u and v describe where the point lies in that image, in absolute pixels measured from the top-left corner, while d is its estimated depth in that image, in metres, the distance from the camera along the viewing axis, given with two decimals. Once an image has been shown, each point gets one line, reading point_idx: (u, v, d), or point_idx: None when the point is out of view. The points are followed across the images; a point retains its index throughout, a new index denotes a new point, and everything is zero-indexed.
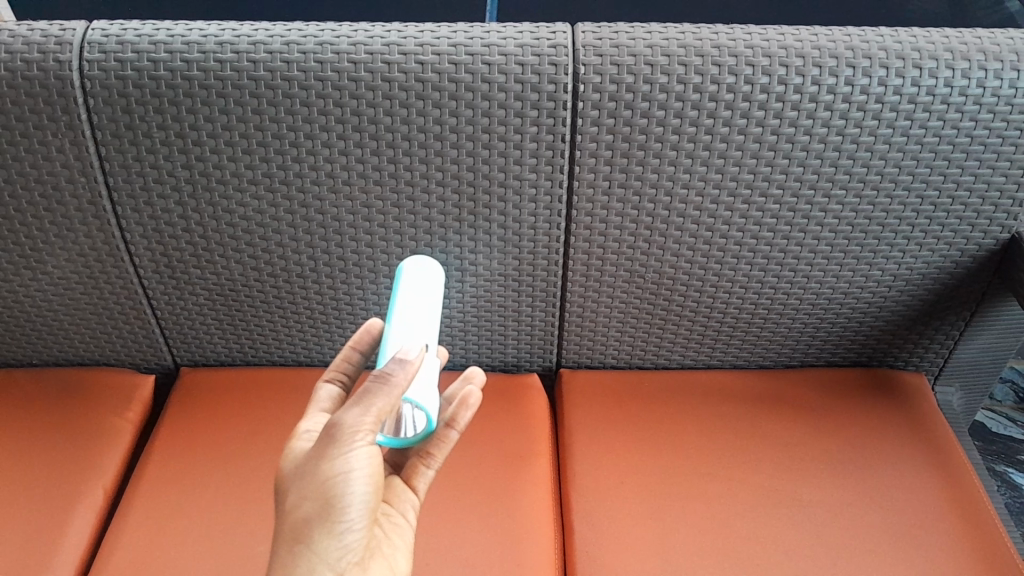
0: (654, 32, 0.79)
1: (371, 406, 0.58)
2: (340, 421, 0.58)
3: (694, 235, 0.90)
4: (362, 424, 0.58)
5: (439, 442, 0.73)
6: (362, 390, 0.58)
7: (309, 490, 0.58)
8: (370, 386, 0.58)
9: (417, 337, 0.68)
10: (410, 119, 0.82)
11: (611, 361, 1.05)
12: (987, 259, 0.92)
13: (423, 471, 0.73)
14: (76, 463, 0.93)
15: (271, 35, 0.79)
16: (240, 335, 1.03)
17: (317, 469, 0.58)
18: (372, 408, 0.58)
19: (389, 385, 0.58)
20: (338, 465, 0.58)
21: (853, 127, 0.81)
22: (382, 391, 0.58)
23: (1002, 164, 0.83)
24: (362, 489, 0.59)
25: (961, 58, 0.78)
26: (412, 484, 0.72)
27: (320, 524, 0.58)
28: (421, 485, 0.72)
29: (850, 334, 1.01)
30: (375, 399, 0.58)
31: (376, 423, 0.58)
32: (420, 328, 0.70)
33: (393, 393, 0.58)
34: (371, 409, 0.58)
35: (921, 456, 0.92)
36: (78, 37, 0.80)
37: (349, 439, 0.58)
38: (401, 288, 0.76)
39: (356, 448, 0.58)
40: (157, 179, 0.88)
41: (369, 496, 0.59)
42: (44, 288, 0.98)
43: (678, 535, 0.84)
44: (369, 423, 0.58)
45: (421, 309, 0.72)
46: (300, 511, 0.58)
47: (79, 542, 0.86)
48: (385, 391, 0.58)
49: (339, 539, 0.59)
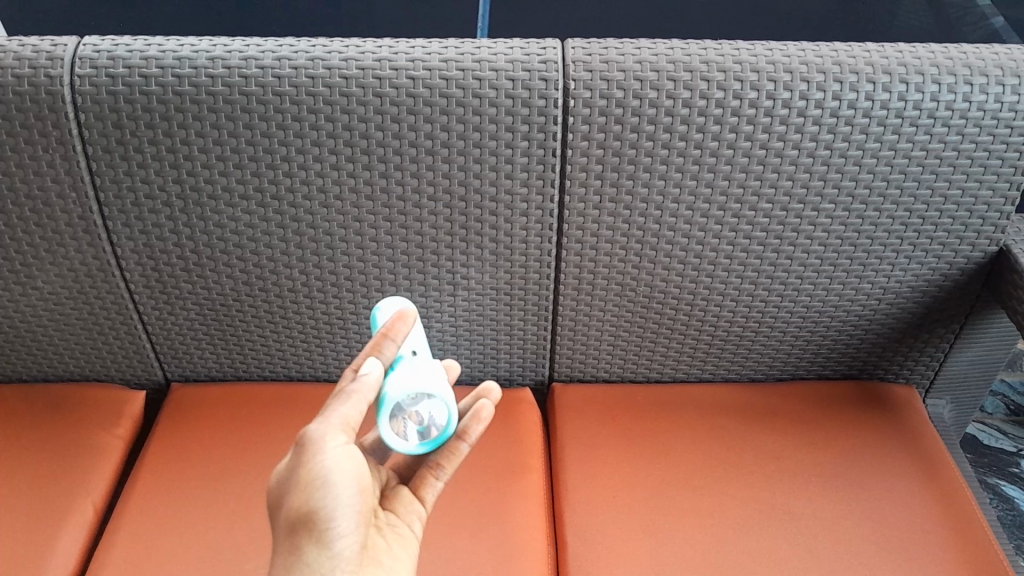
0: (643, 48, 0.80)
1: (335, 411, 0.59)
2: (308, 430, 0.59)
3: (685, 248, 0.91)
4: (330, 428, 0.58)
5: (449, 454, 0.69)
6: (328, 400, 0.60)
7: (293, 501, 0.58)
8: (334, 397, 0.60)
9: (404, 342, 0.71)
10: (401, 133, 0.82)
11: (603, 375, 1.05)
12: (975, 272, 0.93)
13: (432, 483, 0.71)
14: (63, 479, 0.92)
15: (263, 51, 0.80)
16: (231, 350, 1.03)
17: (296, 476, 0.58)
18: (340, 414, 0.59)
19: (349, 392, 0.60)
20: (314, 469, 0.58)
21: (841, 141, 0.82)
22: (346, 398, 0.60)
23: (989, 177, 0.84)
24: (345, 493, 0.58)
25: (947, 73, 0.79)
26: (420, 495, 0.70)
27: (308, 534, 0.57)
28: (430, 497, 0.70)
29: (841, 346, 1.01)
30: (337, 406, 0.60)
31: (343, 426, 0.59)
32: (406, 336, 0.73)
33: (358, 398, 0.60)
34: (335, 414, 0.59)
35: (915, 471, 0.92)
36: (70, 52, 0.80)
37: (319, 444, 0.58)
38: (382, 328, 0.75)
39: (328, 451, 0.58)
40: (148, 194, 0.87)
41: (353, 499, 0.59)
42: (33, 304, 0.98)
43: (672, 551, 0.83)
44: (334, 425, 0.59)
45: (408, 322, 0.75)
46: (288, 524, 0.58)
47: (66, 562, 0.84)
48: (345, 397, 0.60)
49: (329, 548, 0.58)
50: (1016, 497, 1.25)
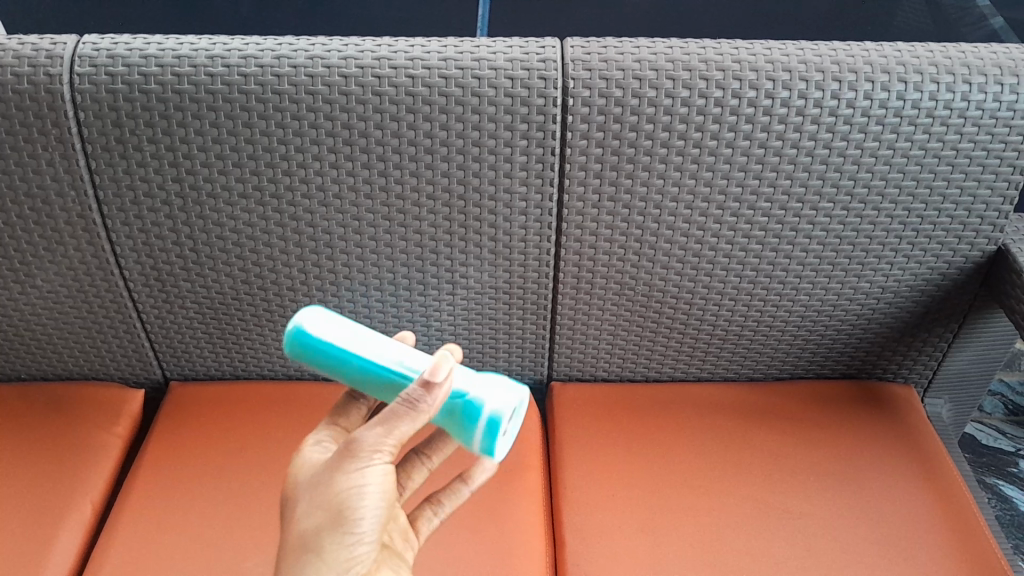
0: (641, 47, 0.80)
1: (395, 430, 0.57)
2: (360, 438, 0.58)
3: (684, 246, 0.91)
4: (382, 443, 0.58)
5: (450, 492, 0.74)
6: (390, 411, 0.58)
7: (322, 501, 0.59)
8: (399, 411, 0.58)
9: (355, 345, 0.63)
10: (400, 132, 0.82)
11: (601, 374, 1.05)
12: (973, 271, 0.93)
13: (429, 517, 0.73)
14: (63, 479, 0.92)
15: (263, 49, 0.80)
16: (229, 349, 1.03)
17: (332, 481, 0.59)
18: (396, 431, 0.58)
19: (415, 411, 0.57)
20: (353, 478, 0.58)
21: (840, 140, 0.82)
22: (409, 415, 0.58)
23: (987, 176, 0.84)
24: (376, 504, 0.59)
25: (946, 72, 0.79)
26: (415, 526, 0.72)
27: (331, 534, 0.58)
28: (425, 530, 0.72)
29: (840, 346, 1.01)
30: (398, 423, 0.58)
31: (394, 443, 0.59)
32: (344, 331, 0.64)
33: (420, 421, 0.58)
34: (394, 432, 0.58)
35: (914, 471, 0.92)
36: (69, 50, 0.80)
37: (367, 455, 0.58)
38: (331, 334, 0.63)
39: (373, 465, 0.59)
40: (147, 192, 0.87)
41: (382, 511, 0.60)
42: (32, 302, 0.98)
43: (671, 551, 0.83)
44: (388, 443, 0.58)
45: (347, 334, 0.64)
46: (311, 521, 0.59)
47: (64, 561, 0.85)
48: (410, 415, 0.57)
49: (349, 550, 0.59)
50: (1014, 497, 1.25)
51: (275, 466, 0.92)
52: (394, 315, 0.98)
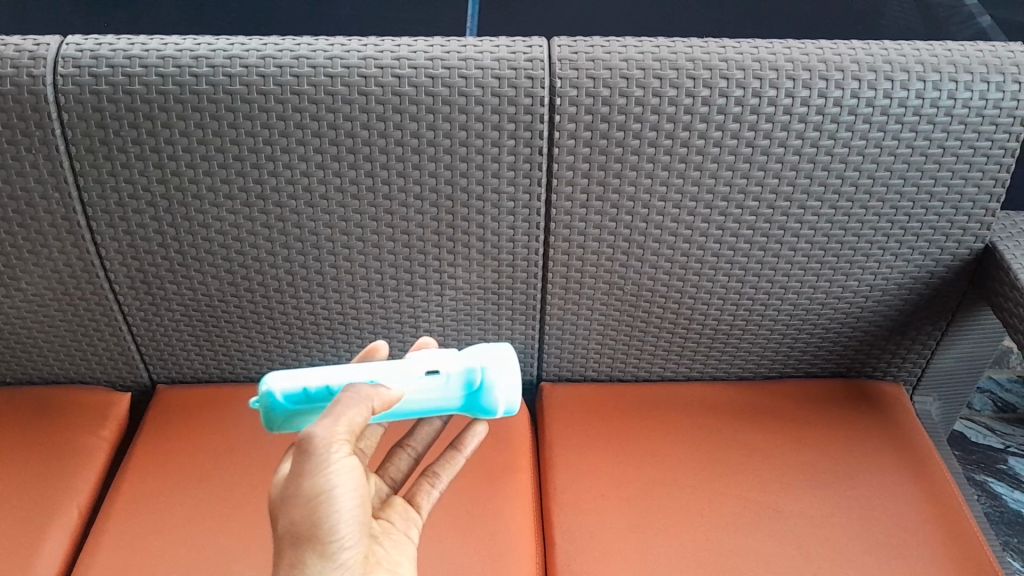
0: (629, 46, 0.80)
1: (341, 419, 0.60)
2: (311, 436, 0.60)
3: (672, 246, 0.90)
4: (335, 436, 0.60)
5: (445, 462, 0.76)
6: (332, 406, 0.61)
7: (299, 510, 0.60)
8: (341, 402, 0.61)
9: (334, 384, 0.66)
10: (387, 132, 0.82)
11: (591, 374, 1.05)
12: (961, 269, 0.93)
13: (427, 490, 0.75)
14: (47, 484, 0.91)
15: (247, 49, 0.79)
16: (217, 351, 1.02)
17: (301, 488, 0.60)
18: (344, 419, 0.61)
19: (357, 396, 0.62)
20: (320, 480, 0.60)
21: (827, 138, 0.82)
22: (351, 404, 0.62)
23: (974, 174, 0.84)
24: (349, 503, 0.61)
25: (932, 70, 0.79)
26: (415, 502, 0.74)
27: (313, 545, 0.60)
28: (425, 503, 0.74)
29: (829, 344, 1.01)
30: (344, 411, 0.61)
31: (348, 434, 0.61)
32: (315, 379, 0.66)
33: (363, 406, 0.62)
34: (342, 421, 0.60)
35: (902, 466, 0.92)
36: (52, 51, 0.79)
37: (326, 453, 0.60)
38: (306, 390, 0.66)
39: (333, 460, 0.60)
40: (132, 194, 0.87)
41: (356, 509, 0.62)
42: (18, 306, 0.97)
43: (662, 550, 0.83)
44: (341, 433, 0.60)
45: (322, 378, 0.66)
46: (293, 534, 0.60)
47: (52, 563, 0.84)
48: (354, 402, 0.62)
49: (334, 559, 0.61)
50: (1004, 494, 1.25)
51: (264, 466, 0.92)
52: (383, 316, 0.97)
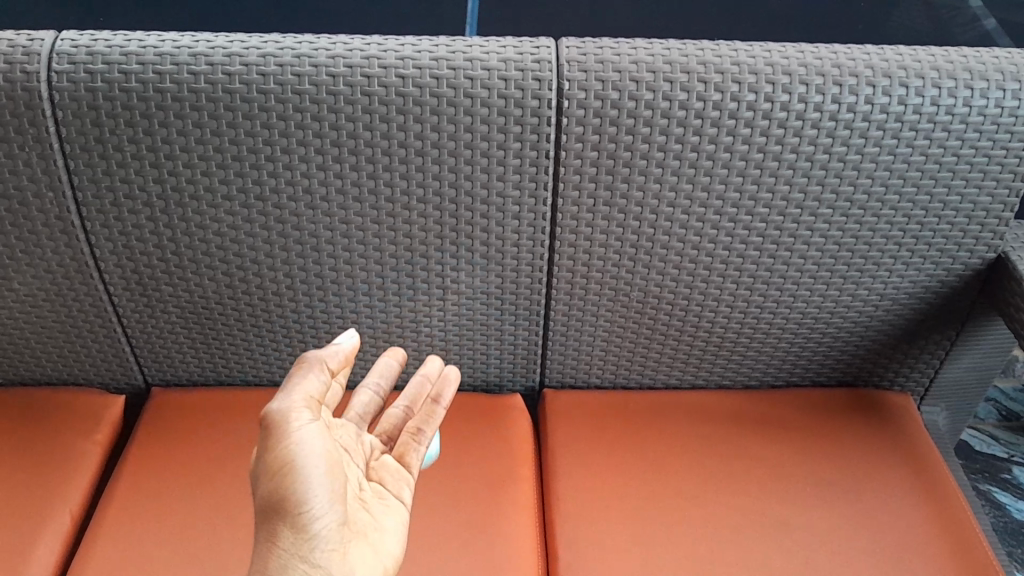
0: (639, 48, 0.78)
1: (296, 389, 0.59)
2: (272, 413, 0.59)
3: (681, 252, 0.89)
4: (292, 406, 0.59)
5: (427, 416, 0.76)
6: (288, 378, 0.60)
7: (264, 486, 0.57)
8: (296, 373, 0.61)
9: None
10: (390, 133, 0.80)
11: (595, 381, 1.03)
12: (974, 277, 0.91)
13: (415, 447, 0.74)
14: (38, 488, 0.89)
15: (248, 47, 0.77)
16: (213, 353, 1.00)
17: (264, 465, 0.57)
18: (301, 390, 0.60)
19: (312, 368, 0.61)
20: (281, 454, 0.57)
21: (839, 145, 0.80)
22: (306, 374, 0.61)
23: (989, 182, 0.83)
24: (314, 473, 0.58)
25: (948, 77, 0.78)
26: (405, 460, 0.73)
27: (281, 517, 0.57)
28: (415, 460, 0.73)
29: (836, 352, 1.00)
30: (298, 384, 0.60)
31: (307, 403, 0.60)
32: None
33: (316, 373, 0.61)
34: (295, 392, 0.59)
35: (908, 477, 0.91)
36: (47, 47, 0.77)
37: (286, 426, 0.58)
38: None
39: (295, 431, 0.58)
40: (128, 194, 0.85)
41: (324, 479, 0.58)
42: (9, 306, 0.95)
43: (666, 562, 0.82)
44: (299, 403, 0.59)
45: None
46: (263, 510, 0.57)
47: (42, 571, 0.82)
48: (309, 371, 0.61)
49: (305, 531, 0.57)
50: (1008, 503, 1.24)
51: None
52: (384, 320, 0.95)
